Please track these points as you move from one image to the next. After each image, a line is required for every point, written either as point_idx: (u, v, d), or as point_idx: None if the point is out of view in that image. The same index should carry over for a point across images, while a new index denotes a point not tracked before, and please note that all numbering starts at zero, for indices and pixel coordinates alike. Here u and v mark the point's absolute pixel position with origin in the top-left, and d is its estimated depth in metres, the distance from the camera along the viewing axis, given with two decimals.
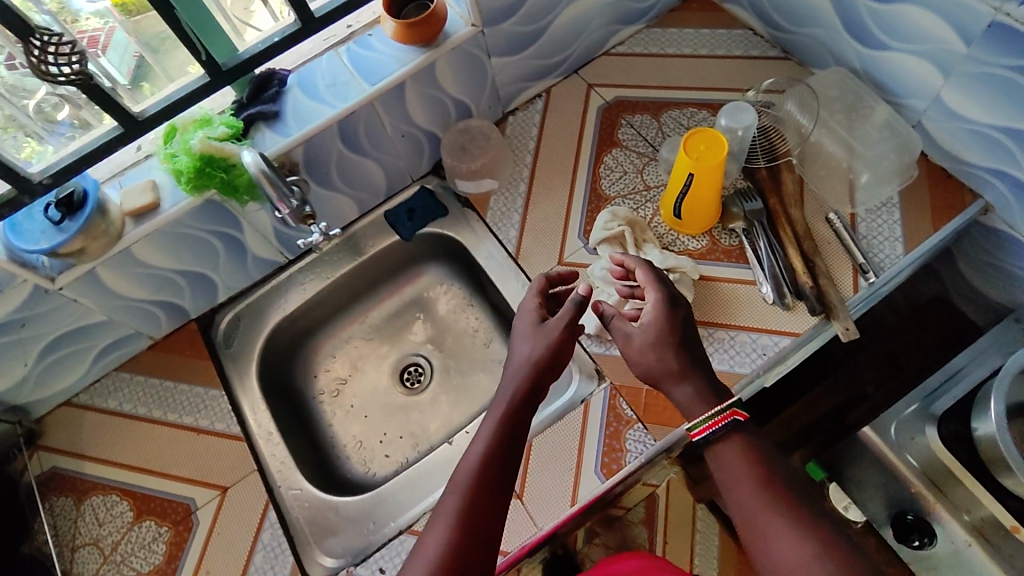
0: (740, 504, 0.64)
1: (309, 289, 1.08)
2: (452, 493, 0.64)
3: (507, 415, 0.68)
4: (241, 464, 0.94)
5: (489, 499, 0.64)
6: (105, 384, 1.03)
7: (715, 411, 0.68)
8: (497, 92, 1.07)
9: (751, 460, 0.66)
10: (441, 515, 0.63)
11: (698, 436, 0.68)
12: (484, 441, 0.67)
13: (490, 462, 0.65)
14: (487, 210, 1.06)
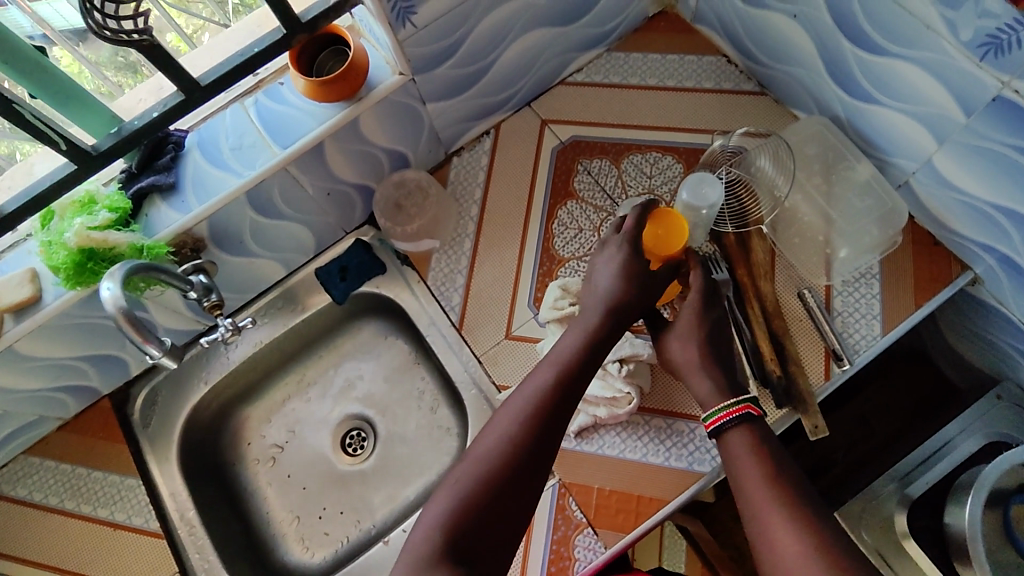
0: (746, 492, 0.63)
1: (235, 358, 0.99)
2: (525, 390, 0.65)
3: (591, 335, 0.69)
4: (161, 566, 0.88)
5: (561, 407, 0.64)
6: (12, 470, 0.94)
7: (730, 401, 0.69)
8: (437, 135, 0.95)
9: (763, 450, 0.65)
10: (513, 407, 0.64)
11: (710, 426, 0.70)
12: (568, 349, 0.68)
13: (569, 372, 0.65)
14: (428, 270, 0.96)
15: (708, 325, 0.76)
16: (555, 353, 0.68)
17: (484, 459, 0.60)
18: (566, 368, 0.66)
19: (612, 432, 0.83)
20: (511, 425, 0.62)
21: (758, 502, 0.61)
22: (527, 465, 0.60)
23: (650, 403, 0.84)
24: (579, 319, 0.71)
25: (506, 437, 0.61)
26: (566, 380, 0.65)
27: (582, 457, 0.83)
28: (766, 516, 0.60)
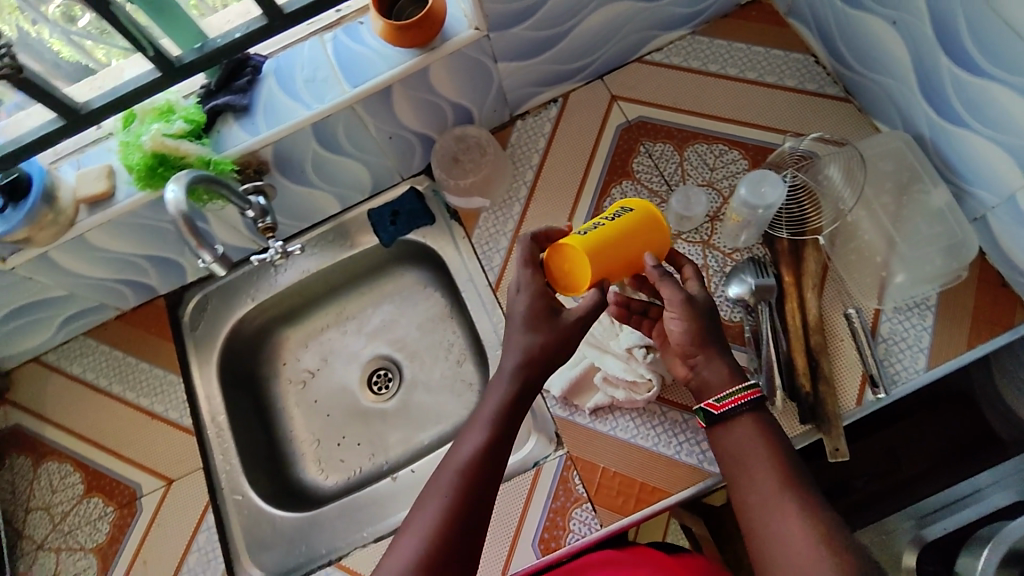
0: (756, 480, 0.63)
1: (283, 281, 1.04)
2: (436, 494, 0.60)
3: (504, 406, 0.64)
4: (190, 459, 0.93)
5: (474, 503, 0.60)
6: (72, 348, 1.03)
7: (741, 388, 0.67)
8: (504, 95, 0.95)
9: (773, 439, 0.65)
10: (424, 517, 0.59)
11: (719, 409, 0.67)
12: (478, 432, 0.63)
13: (479, 461, 0.61)
14: (474, 228, 0.97)
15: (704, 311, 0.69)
16: (474, 421, 0.64)
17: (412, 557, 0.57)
18: (476, 457, 0.61)
19: (627, 415, 0.83)
20: (424, 538, 0.58)
21: (767, 491, 0.62)
22: (461, 554, 0.58)
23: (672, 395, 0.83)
24: (490, 386, 0.65)
25: (420, 552, 0.57)
26: (477, 471, 0.61)
27: (592, 435, 0.83)
28: (772, 504, 0.61)
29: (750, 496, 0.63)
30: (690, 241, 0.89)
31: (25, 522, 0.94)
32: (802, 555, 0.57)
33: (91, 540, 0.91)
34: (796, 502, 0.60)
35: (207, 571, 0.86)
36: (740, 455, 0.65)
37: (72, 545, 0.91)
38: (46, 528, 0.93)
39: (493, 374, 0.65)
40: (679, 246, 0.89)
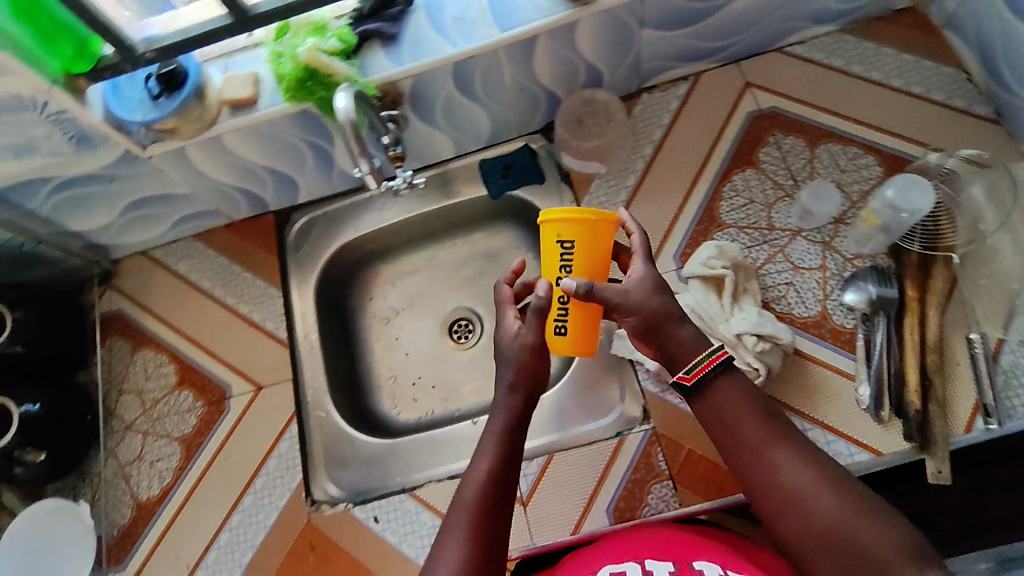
0: (755, 444, 0.58)
1: (386, 216, 1.06)
2: (456, 539, 0.56)
3: (508, 446, 0.63)
4: (281, 370, 0.96)
5: (494, 544, 0.57)
6: (180, 247, 1.07)
7: (708, 350, 0.62)
8: (639, 64, 0.94)
9: (753, 397, 0.61)
10: (446, 567, 0.54)
11: (691, 380, 0.61)
12: (485, 474, 0.60)
13: (492, 501, 0.59)
14: (585, 193, 0.97)
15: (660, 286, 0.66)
16: (480, 448, 0.63)
17: None
18: (488, 499, 0.59)
19: None
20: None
21: (771, 452, 0.57)
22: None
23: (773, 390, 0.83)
24: (488, 429, 0.64)
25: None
26: (494, 488, 0.60)
27: (682, 416, 0.84)
28: (781, 464, 0.57)
29: (753, 462, 0.58)
30: (810, 239, 0.88)
31: (116, 403, 0.97)
32: (832, 509, 0.53)
33: (178, 430, 0.95)
34: (804, 454, 0.57)
35: (285, 479, 0.90)
36: (724, 420, 0.60)
37: (159, 432, 0.95)
38: (136, 412, 0.97)
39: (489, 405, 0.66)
40: (798, 243, 0.88)
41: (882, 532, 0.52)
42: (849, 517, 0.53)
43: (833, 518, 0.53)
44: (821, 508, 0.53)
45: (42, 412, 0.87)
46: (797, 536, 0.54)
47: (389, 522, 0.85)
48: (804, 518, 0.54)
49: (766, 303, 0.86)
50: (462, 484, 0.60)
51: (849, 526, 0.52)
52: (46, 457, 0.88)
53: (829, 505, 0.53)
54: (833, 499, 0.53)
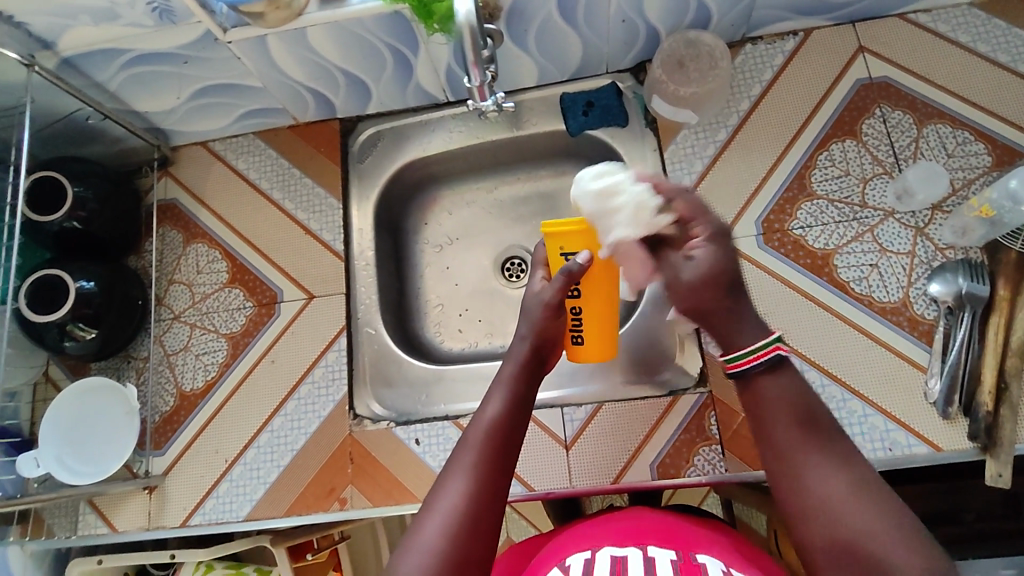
0: (794, 457, 0.51)
1: (453, 139, 1.02)
2: (460, 472, 0.58)
3: (520, 391, 0.65)
4: (334, 282, 0.95)
5: (499, 480, 0.59)
6: (240, 143, 1.03)
7: (759, 345, 0.53)
8: (751, 10, 0.88)
9: (805, 401, 0.53)
10: (446, 497, 0.57)
11: (733, 368, 0.55)
12: (492, 414, 0.62)
13: (497, 439, 0.61)
14: (670, 142, 0.93)
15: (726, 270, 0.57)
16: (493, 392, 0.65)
17: (448, 522, 0.55)
18: (493, 436, 0.61)
19: None
20: (451, 517, 0.55)
21: (806, 460, 0.51)
22: (494, 517, 0.57)
23: (839, 371, 0.80)
24: (500, 374, 0.67)
25: (450, 527, 0.55)
26: (503, 427, 0.62)
27: None
28: (823, 482, 0.50)
29: (789, 472, 0.51)
30: (903, 222, 0.84)
31: (166, 291, 0.97)
32: (864, 532, 0.47)
33: (226, 326, 0.94)
34: (844, 464, 0.50)
35: (329, 390, 0.89)
36: (766, 414, 0.53)
37: (207, 326, 0.94)
38: (184, 303, 0.96)
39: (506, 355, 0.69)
40: (889, 224, 0.84)
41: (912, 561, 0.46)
42: (879, 536, 0.47)
43: (861, 540, 0.47)
44: (847, 526, 0.48)
45: (96, 290, 0.86)
46: (816, 551, 0.49)
47: (430, 446, 0.85)
48: (829, 534, 0.48)
49: (844, 283, 0.83)
50: (470, 423, 0.63)
51: (880, 550, 0.46)
52: (95, 336, 0.87)
53: (862, 523, 0.47)
54: (867, 521, 0.47)
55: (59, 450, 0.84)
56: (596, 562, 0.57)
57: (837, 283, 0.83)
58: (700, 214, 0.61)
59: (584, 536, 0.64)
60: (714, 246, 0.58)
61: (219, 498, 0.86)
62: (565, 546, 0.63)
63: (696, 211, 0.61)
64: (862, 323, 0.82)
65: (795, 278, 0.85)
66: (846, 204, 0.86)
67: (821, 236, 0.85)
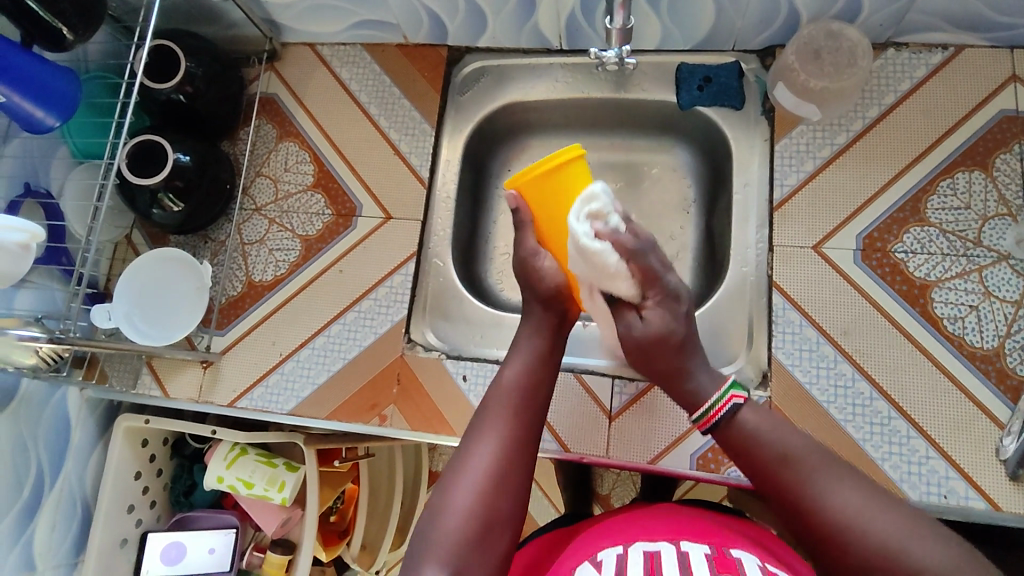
0: (789, 488, 0.54)
1: (558, 89, 0.99)
2: (488, 435, 0.60)
3: (537, 354, 0.69)
4: (412, 207, 0.95)
5: (525, 441, 0.61)
6: (347, 51, 1.03)
7: (711, 403, 0.60)
8: (906, 11, 0.82)
9: (777, 434, 0.57)
10: (477, 457, 0.58)
11: (702, 426, 0.62)
12: (514, 377, 0.66)
13: (522, 401, 0.64)
14: (783, 136, 0.88)
15: (680, 335, 0.63)
16: (512, 359, 0.68)
17: (479, 477, 0.57)
18: (517, 399, 0.64)
19: (849, 399, 0.78)
20: (484, 475, 0.57)
21: (810, 487, 0.53)
22: (520, 472, 0.59)
23: (910, 407, 0.77)
24: (520, 344, 0.70)
25: (483, 485, 0.56)
26: (526, 389, 0.65)
27: (805, 398, 0.79)
28: (821, 494, 0.53)
29: (786, 502, 0.54)
30: (1015, 269, 0.79)
31: (252, 183, 0.99)
32: (884, 539, 0.49)
33: (303, 229, 0.96)
34: (845, 481, 0.53)
35: (390, 310, 0.91)
36: (755, 456, 0.57)
37: (284, 223, 0.96)
38: (267, 197, 0.98)
39: (522, 331, 0.72)
40: (1000, 269, 0.79)
41: (934, 554, 0.48)
42: (902, 536, 0.49)
43: (882, 548, 0.49)
44: (872, 540, 0.50)
45: (190, 165, 0.88)
46: (840, 569, 0.51)
47: (475, 385, 0.86)
48: (859, 548, 0.50)
49: (937, 319, 0.79)
50: (493, 387, 0.65)
51: (902, 547, 0.49)
52: (182, 210, 0.89)
53: (878, 529, 0.50)
54: (883, 525, 0.50)
55: (129, 308, 0.88)
56: (629, 558, 0.54)
57: (930, 317, 0.79)
58: (657, 278, 0.62)
59: (613, 532, 0.61)
60: (662, 310, 0.63)
61: (267, 388, 0.89)
62: (593, 541, 0.60)
63: (655, 273, 0.61)
64: (947, 364, 0.77)
65: (886, 302, 0.81)
66: (959, 239, 0.81)
67: (923, 265, 0.81)
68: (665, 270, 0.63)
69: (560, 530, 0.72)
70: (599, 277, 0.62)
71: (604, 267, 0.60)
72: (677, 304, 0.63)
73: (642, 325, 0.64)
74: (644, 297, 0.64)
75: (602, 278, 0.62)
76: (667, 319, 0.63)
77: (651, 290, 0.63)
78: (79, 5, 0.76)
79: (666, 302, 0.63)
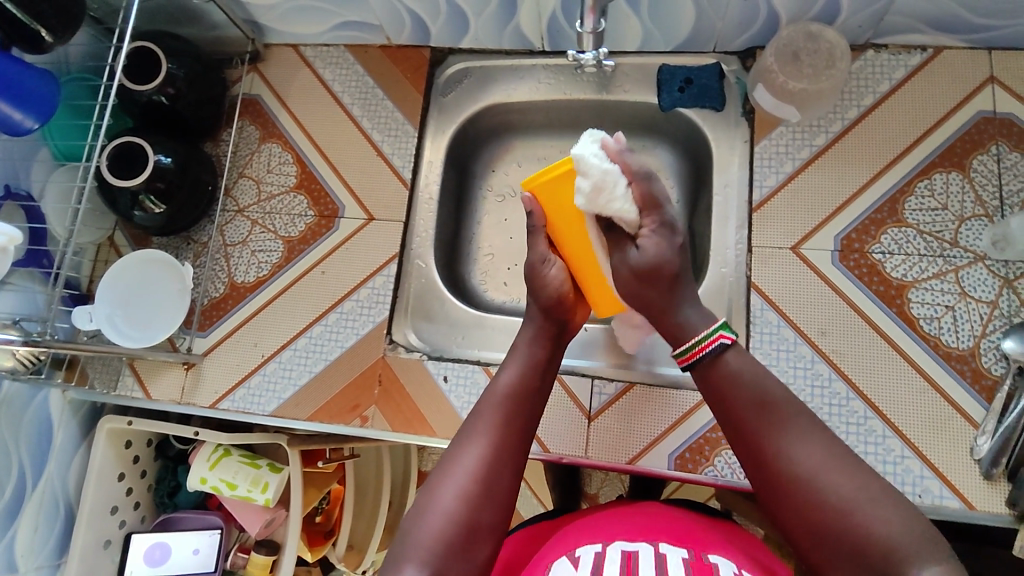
0: (758, 432, 0.56)
1: (540, 90, 0.99)
2: (477, 438, 0.60)
3: (534, 361, 0.68)
4: (394, 209, 0.95)
5: (514, 447, 0.61)
6: (330, 53, 1.03)
7: (696, 340, 0.60)
8: (883, 13, 0.82)
9: (757, 380, 0.57)
10: (463, 462, 0.58)
11: (682, 362, 0.61)
12: (509, 383, 0.65)
13: (514, 406, 0.63)
14: (763, 137, 0.89)
15: (675, 262, 0.63)
16: (508, 364, 0.68)
17: (465, 483, 0.57)
18: (510, 404, 0.63)
19: (827, 399, 0.79)
20: (469, 480, 0.57)
21: (779, 436, 0.55)
22: (507, 479, 0.59)
23: (886, 407, 0.77)
24: (517, 348, 0.70)
25: (467, 489, 0.57)
26: (519, 395, 0.65)
27: None
28: (788, 445, 0.54)
29: (752, 447, 0.56)
30: (991, 270, 0.79)
31: (235, 184, 0.99)
32: (841, 496, 0.51)
33: (285, 230, 0.96)
34: (814, 433, 0.54)
35: (372, 311, 0.91)
36: (731, 404, 0.58)
37: (267, 225, 0.96)
38: (250, 198, 0.98)
39: (521, 336, 0.71)
40: (976, 269, 0.79)
41: (888, 518, 0.50)
42: (861, 502, 0.50)
43: (838, 506, 0.51)
44: (828, 497, 0.51)
45: (171, 166, 0.88)
46: (791, 519, 0.53)
47: (456, 386, 0.86)
48: (815, 504, 0.52)
49: (913, 319, 0.80)
50: (486, 391, 0.65)
51: (858, 512, 0.50)
52: (163, 212, 0.90)
53: (839, 486, 0.51)
54: (842, 483, 0.51)
55: (112, 309, 0.88)
56: (606, 557, 0.54)
57: (906, 317, 0.80)
58: (657, 204, 0.64)
59: (592, 528, 0.61)
60: (659, 238, 0.63)
61: (249, 389, 0.90)
62: (573, 537, 0.60)
63: (654, 198, 0.63)
64: (922, 364, 0.78)
65: (863, 302, 0.81)
66: (936, 239, 0.81)
67: (901, 266, 0.81)
68: (662, 199, 0.64)
69: (539, 524, 0.72)
70: (598, 198, 0.63)
71: (607, 188, 0.62)
72: (675, 234, 0.64)
73: (641, 251, 0.64)
74: (641, 224, 0.64)
75: (603, 198, 0.63)
76: (665, 244, 0.63)
77: (648, 218, 0.64)
78: (58, 6, 0.75)
79: (665, 229, 0.64)
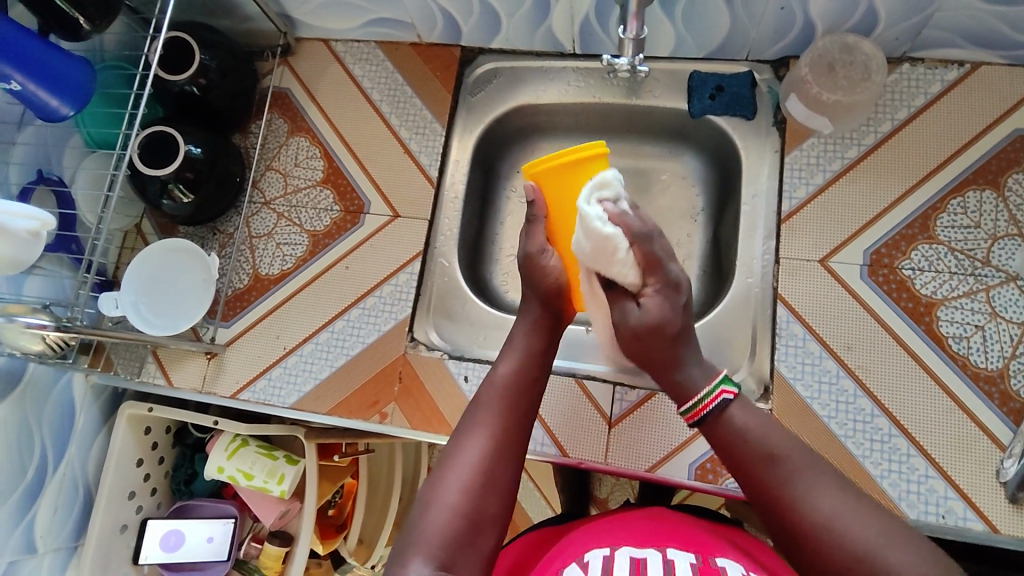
0: (771, 486, 0.56)
1: (569, 93, 0.99)
2: (477, 434, 0.60)
3: (532, 350, 0.69)
4: (420, 206, 0.95)
5: (515, 439, 0.62)
6: (360, 49, 1.03)
7: (701, 395, 0.60)
8: (923, 26, 0.81)
9: (763, 434, 0.58)
10: (465, 456, 0.59)
11: (688, 418, 0.62)
12: (506, 374, 0.66)
13: (511, 398, 0.64)
14: (794, 148, 0.88)
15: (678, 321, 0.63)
16: (505, 357, 0.68)
17: (467, 476, 0.57)
18: (507, 396, 0.64)
19: (852, 415, 0.78)
20: (470, 474, 0.57)
21: (793, 488, 0.55)
22: (508, 471, 0.59)
23: (911, 426, 0.76)
24: (513, 339, 0.70)
25: (470, 481, 0.57)
26: (517, 387, 0.65)
27: (808, 413, 0.79)
28: (800, 496, 0.54)
29: (767, 500, 0.56)
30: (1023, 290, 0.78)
31: (262, 176, 1.00)
32: (860, 544, 0.51)
33: (310, 224, 0.96)
34: (825, 484, 0.54)
35: (394, 308, 0.91)
36: (739, 457, 0.58)
37: (292, 218, 0.97)
38: (276, 191, 0.98)
39: (517, 328, 0.72)
40: (1007, 289, 0.78)
41: (911, 563, 0.49)
42: (879, 545, 0.50)
43: (858, 552, 0.50)
44: (846, 546, 0.51)
45: (201, 157, 0.88)
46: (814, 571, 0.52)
47: (477, 386, 0.86)
48: (837, 552, 0.51)
49: (942, 337, 0.79)
50: (484, 385, 0.66)
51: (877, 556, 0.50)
52: (191, 201, 0.90)
53: (857, 533, 0.51)
54: (859, 531, 0.51)
55: (136, 298, 0.88)
56: (615, 561, 0.54)
57: (935, 336, 0.79)
58: (660, 264, 0.63)
59: (603, 532, 0.61)
60: (662, 298, 0.63)
61: (270, 381, 0.90)
62: (582, 541, 0.60)
63: (657, 259, 0.62)
64: (950, 383, 0.77)
65: (891, 319, 0.80)
66: (967, 257, 0.80)
67: (930, 283, 0.80)
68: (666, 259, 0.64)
69: (549, 528, 0.72)
70: (602, 262, 0.62)
71: (610, 249, 0.61)
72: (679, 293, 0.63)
73: (640, 311, 0.63)
74: (644, 284, 0.64)
75: (606, 261, 0.62)
76: (666, 308, 0.63)
77: (650, 278, 0.63)
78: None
79: (666, 296, 0.63)
